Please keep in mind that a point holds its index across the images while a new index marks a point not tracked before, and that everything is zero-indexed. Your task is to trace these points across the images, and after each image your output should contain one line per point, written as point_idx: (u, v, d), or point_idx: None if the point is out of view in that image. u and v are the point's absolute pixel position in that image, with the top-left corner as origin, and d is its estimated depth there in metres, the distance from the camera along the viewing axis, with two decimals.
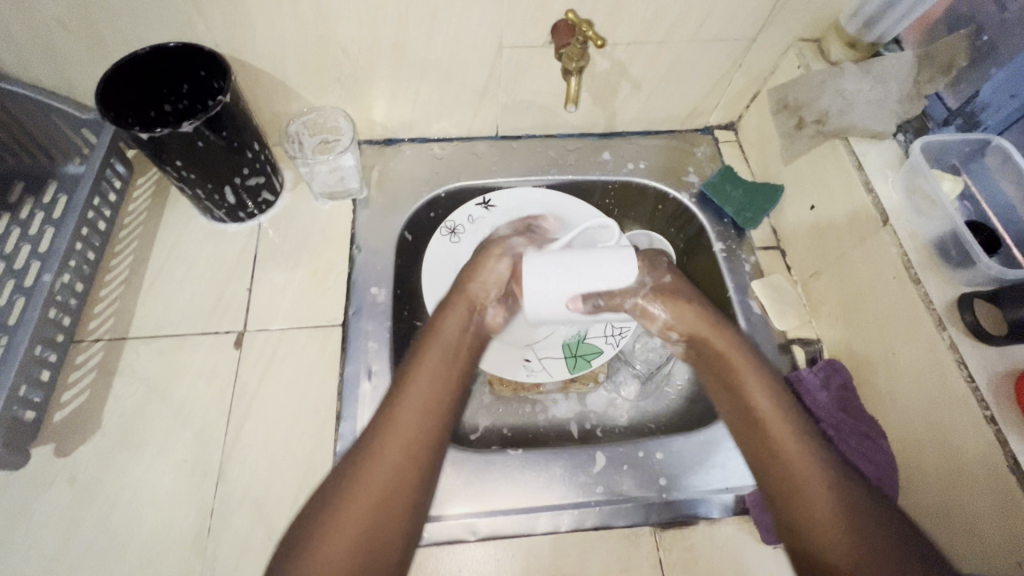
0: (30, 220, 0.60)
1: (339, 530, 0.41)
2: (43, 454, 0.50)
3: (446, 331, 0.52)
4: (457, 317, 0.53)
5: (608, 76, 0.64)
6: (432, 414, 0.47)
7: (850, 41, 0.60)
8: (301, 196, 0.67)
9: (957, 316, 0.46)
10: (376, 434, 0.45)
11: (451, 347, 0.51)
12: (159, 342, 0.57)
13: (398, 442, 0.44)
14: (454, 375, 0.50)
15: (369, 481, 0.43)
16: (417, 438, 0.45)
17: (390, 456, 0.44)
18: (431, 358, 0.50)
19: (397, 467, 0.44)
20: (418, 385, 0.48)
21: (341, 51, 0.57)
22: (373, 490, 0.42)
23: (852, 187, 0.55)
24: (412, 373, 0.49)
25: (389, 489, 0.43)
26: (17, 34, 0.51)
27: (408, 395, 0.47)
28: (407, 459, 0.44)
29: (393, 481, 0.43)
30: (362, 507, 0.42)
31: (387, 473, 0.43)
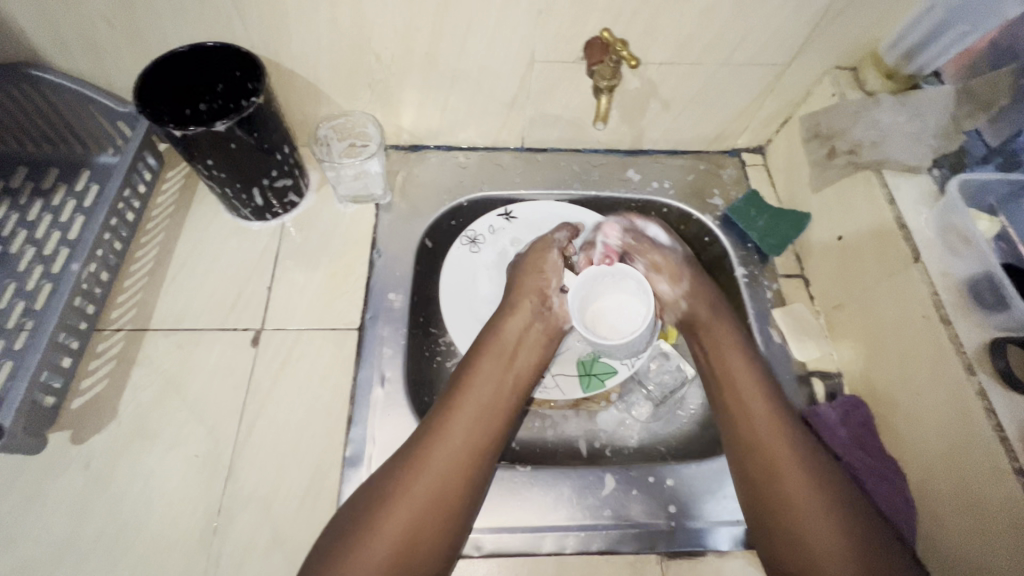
0: (61, 207, 0.62)
1: (399, 510, 0.44)
2: (59, 439, 0.51)
3: (513, 328, 0.57)
4: (522, 316, 0.58)
5: (637, 95, 0.64)
6: (495, 404, 0.51)
7: (888, 72, 0.59)
8: (325, 197, 0.67)
9: (988, 361, 0.45)
10: (439, 418, 0.49)
11: (516, 345, 0.56)
12: (178, 334, 0.57)
13: (460, 427, 0.49)
14: (516, 370, 0.55)
15: (431, 462, 0.47)
16: (479, 423, 0.50)
17: (452, 440, 0.48)
18: (498, 352, 0.55)
19: (459, 451, 0.47)
20: (484, 376, 0.53)
21: (374, 58, 0.57)
22: (435, 472, 0.46)
23: (882, 220, 0.54)
24: (477, 366, 0.53)
25: (450, 470, 0.46)
26: (63, 28, 0.53)
27: (476, 379, 0.52)
28: (467, 444, 0.48)
29: (455, 465, 0.47)
30: (422, 485, 0.45)
31: (448, 455, 0.47)
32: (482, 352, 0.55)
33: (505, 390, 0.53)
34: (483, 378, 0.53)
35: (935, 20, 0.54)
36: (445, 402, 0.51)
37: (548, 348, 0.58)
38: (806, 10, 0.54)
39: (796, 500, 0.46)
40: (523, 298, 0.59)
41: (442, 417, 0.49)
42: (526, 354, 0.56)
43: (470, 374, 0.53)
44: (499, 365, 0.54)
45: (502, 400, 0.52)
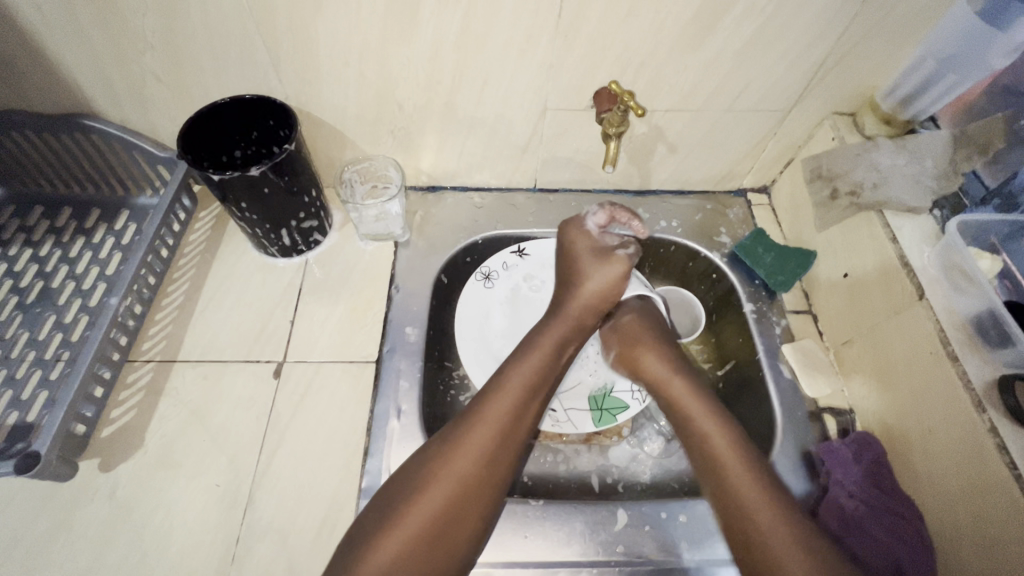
0: (101, 244, 0.66)
1: (428, 499, 0.46)
2: (88, 468, 0.53)
3: (555, 331, 0.57)
4: (565, 322, 0.58)
5: (644, 139, 0.67)
6: (525, 406, 0.52)
7: (885, 117, 0.62)
8: (347, 235, 0.71)
9: (998, 399, 0.45)
10: (473, 415, 0.50)
11: (555, 347, 0.56)
12: (204, 367, 0.60)
13: (492, 427, 0.50)
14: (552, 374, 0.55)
15: (462, 458, 0.48)
16: (510, 425, 0.50)
17: (483, 438, 0.49)
18: (541, 354, 0.55)
19: (487, 450, 0.49)
20: (526, 365, 0.54)
21: (397, 107, 0.61)
22: (467, 468, 0.48)
23: (886, 257, 0.56)
24: (524, 364, 0.54)
25: (477, 470, 0.48)
26: (117, 82, 0.58)
27: (517, 368, 0.54)
28: (496, 442, 0.49)
29: (483, 464, 0.48)
30: (449, 479, 0.47)
31: (477, 452, 0.48)
32: (535, 344, 0.56)
33: (536, 393, 0.53)
34: (526, 366, 0.54)
35: (926, 70, 0.58)
36: (489, 387, 0.53)
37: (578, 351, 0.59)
38: (802, 63, 0.58)
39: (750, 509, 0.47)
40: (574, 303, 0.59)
41: (483, 403, 0.51)
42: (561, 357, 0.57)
43: (512, 363, 0.54)
44: (540, 365, 0.54)
45: (533, 402, 0.53)
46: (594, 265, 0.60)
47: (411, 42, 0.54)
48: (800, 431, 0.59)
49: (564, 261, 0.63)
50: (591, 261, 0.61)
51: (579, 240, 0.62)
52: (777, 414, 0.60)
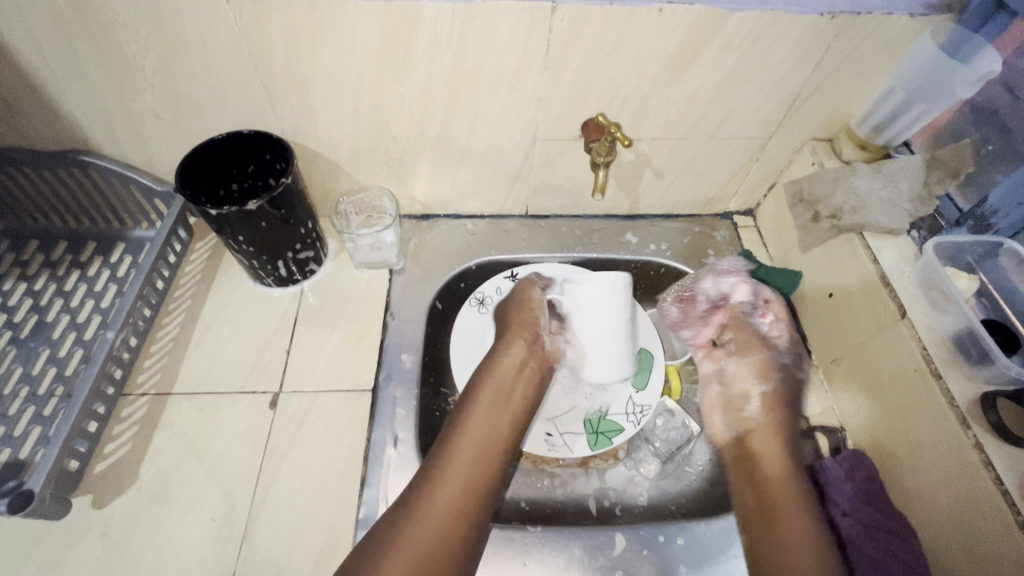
0: (96, 277, 0.66)
1: (403, 548, 0.46)
2: (81, 504, 0.52)
3: (508, 367, 0.60)
4: (516, 353, 0.60)
5: (632, 166, 0.69)
6: (487, 445, 0.54)
7: (861, 143, 0.64)
8: (342, 264, 0.72)
9: (981, 415, 0.46)
10: (435, 465, 0.51)
11: (509, 382, 0.58)
12: (199, 398, 0.60)
13: (458, 469, 0.51)
14: (514, 410, 0.57)
15: (433, 508, 0.48)
16: (473, 466, 0.52)
17: (450, 486, 0.50)
18: (495, 391, 0.57)
19: (457, 496, 0.49)
20: (483, 403, 0.56)
21: (391, 139, 0.63)
22: (437, 515, 0.48)
23: (868, 278, 0.57)
24: (478, 403, 0.56)
25: (450, 516, 0.48)
26: (115, 119, 0.59)
27: (474, 409, 0.56)
28: (463, 485, 0.50)
29: (453, 510, 0.49)
30: (420, 529, 0.47)
31: (446, 500, 0.49)
32: (485, 379, 0.58)
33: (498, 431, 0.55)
34: (483, 407, 0.56)
35: (896, 100, 0.60)
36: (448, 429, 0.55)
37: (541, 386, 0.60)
38: (780, 93, 0.60)
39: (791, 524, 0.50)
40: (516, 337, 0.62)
41: (447, 448, 0.53)
42: (519, 389, 0.58)
43: (468, 403, 0.57)
44: (493, 403, 0.56)
45: (497, 437, 0.54)
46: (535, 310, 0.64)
47: (405, 78, 0.56)
48: (793, 450, 0.60)
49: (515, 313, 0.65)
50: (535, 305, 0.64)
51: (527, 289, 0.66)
52: None
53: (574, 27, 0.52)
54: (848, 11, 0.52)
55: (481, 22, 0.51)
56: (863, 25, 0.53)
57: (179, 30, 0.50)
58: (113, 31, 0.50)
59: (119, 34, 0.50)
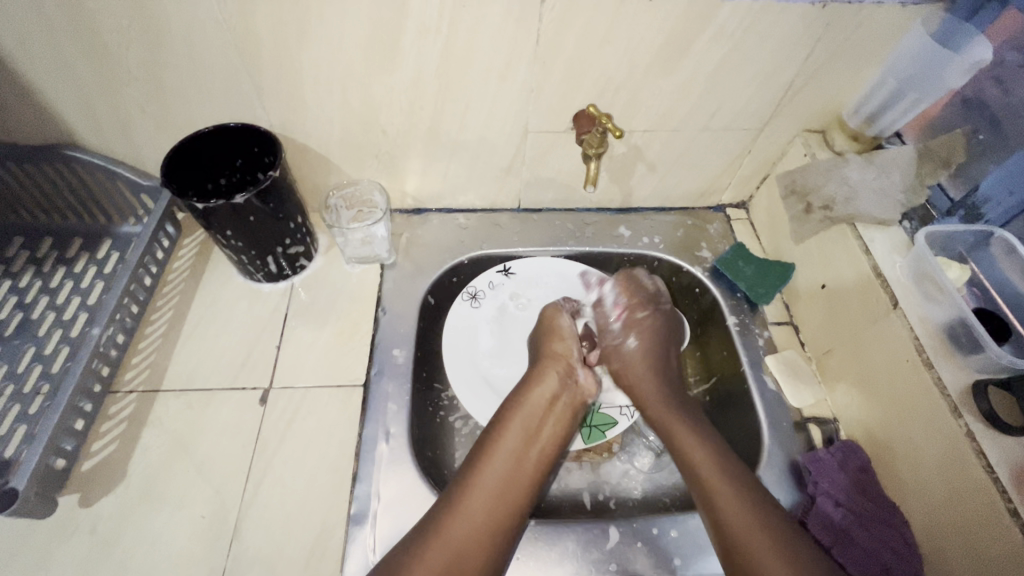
0: (83, 274, 0.65)
1: (429, 562, 0.46)
2: (68, 503, 0.52)
3: (540, 399, 0.58)
4: (549, 384, 0.59)
5: (624, 158, 0.69)
6: (513, 479, 0.52)
7: (854, 135, 0.64)
8: (333, 259, 0.71)
9: (973, 404, 0.46)
10: (457, 495, 0.50)
11: (540, 415, 0.57)
12: (188, 395, 0.59)
13: (489, 486, 0.51)
14: (546, 444, 0.56)
15: (449, 538, 0.47)
16: (496, 502, 0.50)
17: (468, 519, 0.49)
18: (530, 410, 0.57)
19: (477, 529, 0.48)
20: (517, 422, 0.56)
21: (381, 133, 0.63)
22: (452, 549, 0.47)
23: (860, 269, 0.57)
24: (514, 422, 0.56)
25: (466, 551, 0.47)
26: (100, 112, 0.58)
27: (508, 427, 0.56)
28: (482, 520, 0.49)
29: (469, 545, 0.47)
30: (433, 560, 0.46)
31: (463, 534, 0.48)
32: (520, 399, 0.58)
33: (526, 466, 0.53)
34: (515, 425, 0.56)
35: (888, 91, 0.61)
36: (480, 446, 0.55)
37: (574, 419, 0.58)
38: (772, 84, 0.60)
39: (735, 526, 0.48)
40: (548, 368, 0.61)
41: (477, 465, 0.53)
42: (551, 423, 0.57)
43: (502, 422, 0.56)
44: (524, 436, 0.55)
45: (524, 473, 0.53)
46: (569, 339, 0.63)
47: (394, 69, 0.55)
48: (786, 441, 0.60)
49: (539, 339, 0.65)
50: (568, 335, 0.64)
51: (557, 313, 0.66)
52: (763, 425, 0.61)
53: (564, 17, 0.51)
54: (840, 0, 0.52)
55: (470, 11, 0.50)
56: (854, 14, 0.53)
57: (163, 21, 0.49)
58: (95, 22, 0.49)
59: (101, 26, 0.49)
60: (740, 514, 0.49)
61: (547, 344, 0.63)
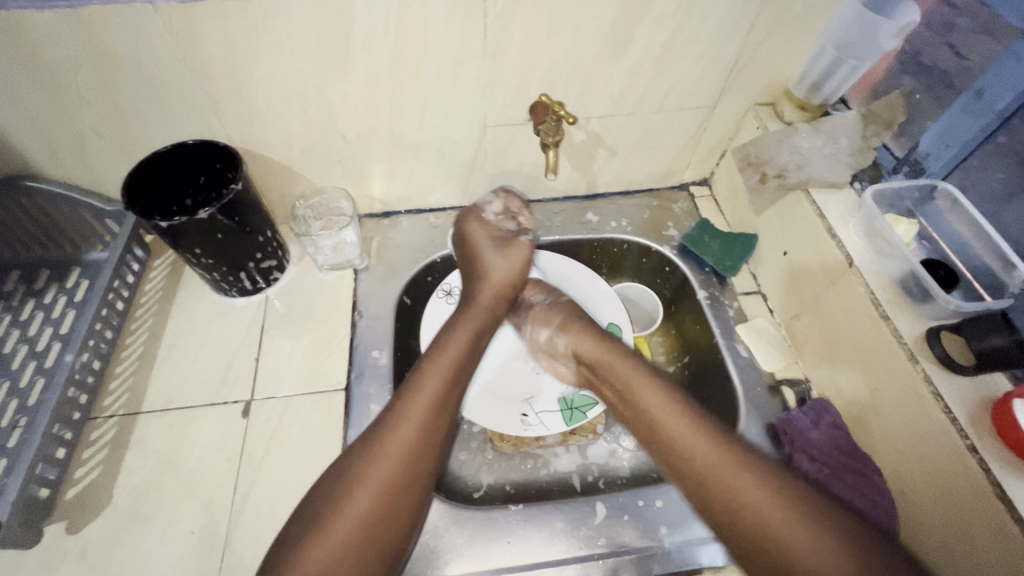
0: (53, 304, 0.65)
1: (371, 476, 0.47)
2: (55, 531, 0.52)
3: (471, 320, 0.60)
4: (482, 298, 0.62)
5: (584, 146, 0.71)
6: (443, 408, 0.52)
7: (800, 104, 0.66)
8: (306, 268, 0.71)
9: (928, 350, 0.48)
10: (385, 431, 0.49)
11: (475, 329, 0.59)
12: (169, 415, 0.59)
13: (427, 400, 0.52)
14: (468, 369, 0.56)
15: (388, 452, 0.48)
16: (424, 436, 0.50)
17: (404, 440, 0.49)
18: (466, 334, 0.58)
19: (413, 443, 0.49)
20: (456, 339, 0.57)
21: (342, 138, 0.63)
22: (388, 467, 0.48)
23: (817, 232, 0.59)
24: (451, 341, 0.57)
25: (400, 469, 0.48)
26: (55, 139, 0.58)
27: (449, 343, 0.57)
28: (408, 459, 0.49)
29: (399, 484, 0.48)
30: (365, 499, 0.46)
31: (400, 449, 0.49)
32: (452, 333, 0.58)
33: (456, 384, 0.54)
34: (449, 344, 0.56)
35: (829, 59, 0.62)
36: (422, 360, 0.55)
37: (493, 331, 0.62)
38: (718, 61, 0.62)
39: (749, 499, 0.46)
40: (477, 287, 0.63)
41: (413, 383, 0.53)
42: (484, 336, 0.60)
43: (445, 339, 0.57)
44: (456, 357, 0.55)
45: (453, 392, 0.54)
46: (496, 255, 0.65)
47: (347, 73, 0.56)
48: (762, 405, 0.62)
49: (465, 253, 0.67)
50: (490, 243, 0.65)
51: (481, 233, 0.66)
52: (739, 392, 0.63)
53: (508, 11, 0.52)
54: None
55: (416, 12, 0.51)
56: None
57: (111, 45, 0.50)
58: (41, 47, 0.49)
59: (48, 52, 0.49)
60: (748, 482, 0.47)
61: (482, 267, 0.64)
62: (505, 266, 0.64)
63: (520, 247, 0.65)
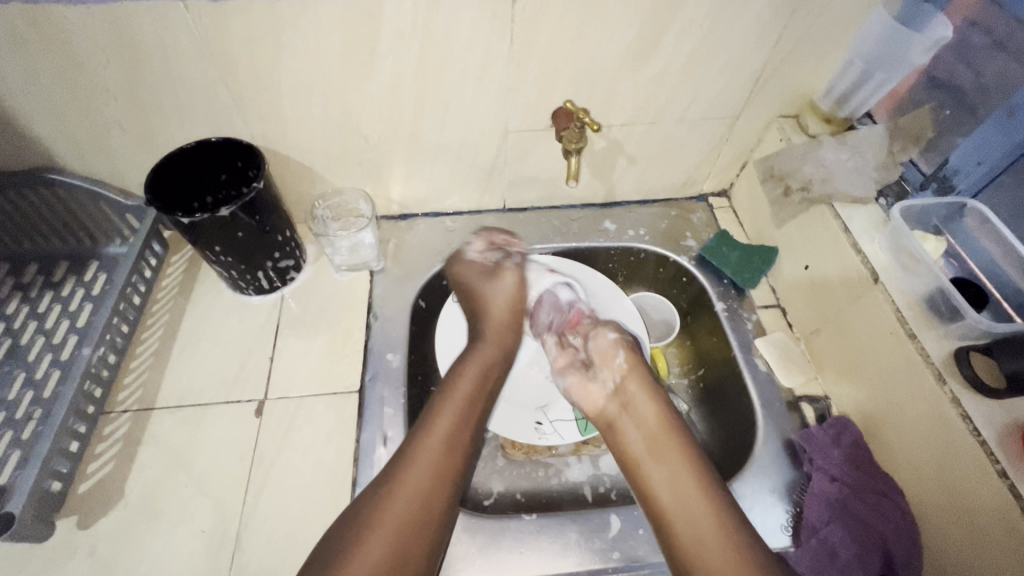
0: (70, 297, 0.65)
1: (393, 507, 0.47)
2: (66, 526, 0.51)
3: (481, 355, 0.60)
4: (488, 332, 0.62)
5: (604, 154, 0.70)
6: (459, 438, 0.53)
7: (826, 116, 0.66)
8: (322, 268, 0.71)
9: (955, 370, 0.47)
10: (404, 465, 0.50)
11: (487, 360, 0.60)
12: (183, 412, 0.59)
13: (442, 430, 0.52)
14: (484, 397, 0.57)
15: (408, 484, 0.48)
16: (442, 466, 0.50)
17: (422, 471, 0.49)
18: (479, 365, 0.59)
19: (430, 473, 0.49)
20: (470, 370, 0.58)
21: (363, 139, 0.63)
22: (409, 498, 0.48)
23: (840, 247, 0.58)
24: (464, 373, 0.58)
25: (421, 500, 0.48)
26: (79, 132, 0.58)
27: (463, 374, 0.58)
28: (427, 489, 0.49)
29: (420, 511, 0.47)
30: (387, 530, 0.46)
31: (418, 479, 0.49)
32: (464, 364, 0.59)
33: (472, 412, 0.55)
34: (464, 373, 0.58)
35: (857, 71, 0.62)
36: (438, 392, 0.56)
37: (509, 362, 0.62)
38: (744, 72, 0.61)
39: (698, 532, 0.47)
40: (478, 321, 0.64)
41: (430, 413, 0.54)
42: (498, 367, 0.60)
43: (457, 370, 0.58)
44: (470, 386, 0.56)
45: (469, 420, 0.54)
46: (488, 287, 0.65)
47: (372, 75, 0.56)
48: (780, 420, 0.61)
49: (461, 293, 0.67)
50: (481, 277, 0.66)
51: (467, 269, 0.66)
52: (756, 406, 0.62)
53: (534, 17, 0.52)
54: None
55: (443, 16, 0.51)
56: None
57: (138, 41, 0.50)
58: (70, 42, 0.49)
59: (77, 46, 0.49)
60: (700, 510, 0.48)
61: (478, 306, 0.64)
62: (498, 299, 0.65)
63: (506, 273, 0.66)
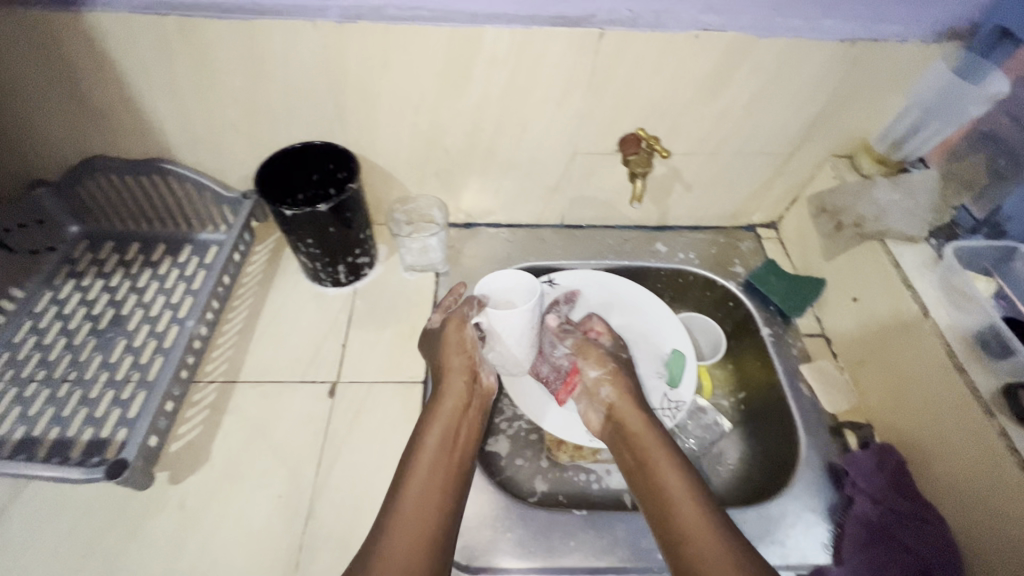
0: (167, 275, 0.72)
1: (403, 518, 0.49)
2: (158, 479, 0.56)
3: (453, 390, 0.59)
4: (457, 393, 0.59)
5: (663, 180, 0.75)
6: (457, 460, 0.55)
7: (880, 158, 0.69)
8: (391, 267, 0.77)
9: (1005, 405, 0.50)
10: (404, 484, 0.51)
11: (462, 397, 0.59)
12: (263, 387, 0.64)
13: (437, 452, 0.54)
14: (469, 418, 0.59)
15: (412, 501, 0.50)
16: (444, 482, 0.52)
17: (421, 489, 0.51)
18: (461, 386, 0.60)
19: (433, 490, 0.51)
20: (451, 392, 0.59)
21: (443, 152, 0.69)
22: (416, 514, 0.49)
23: (890, 282, 0.61)
24: (449, 398, 0.59)
25: (427, 512, 0.49)
26: (198, 130, 0.65)
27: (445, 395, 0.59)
28: (428, 506, 0.50)
29: (426, 527, 0.48)
30: (402, 540, 0.47)
31: (421, 495, 0.51)
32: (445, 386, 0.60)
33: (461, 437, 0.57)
34: (449, 398, 0.59)
35: (913, 119, 0.66)
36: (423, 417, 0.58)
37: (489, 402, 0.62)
38: (803, 113, 0.66)
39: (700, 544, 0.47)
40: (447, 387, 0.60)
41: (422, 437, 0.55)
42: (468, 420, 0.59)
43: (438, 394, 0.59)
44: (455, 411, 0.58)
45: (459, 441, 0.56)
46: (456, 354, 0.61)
47: (463, 95, 0.62)
48: (822, 444, 0.63)
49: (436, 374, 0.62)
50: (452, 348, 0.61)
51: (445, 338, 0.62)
52: (799, 429, 0.64)
53: (617, 51, 0.58)
54: (866, 39, 0.57)
55: (536, 46, 0.57)
56: (879, 51, 0.59)
57: (267, 54, 0.57)
58: (211, 51, 0.56)
59: (215, 55, 0.56)
60: (703, 527, 0.49)
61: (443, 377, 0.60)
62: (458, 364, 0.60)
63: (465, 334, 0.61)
